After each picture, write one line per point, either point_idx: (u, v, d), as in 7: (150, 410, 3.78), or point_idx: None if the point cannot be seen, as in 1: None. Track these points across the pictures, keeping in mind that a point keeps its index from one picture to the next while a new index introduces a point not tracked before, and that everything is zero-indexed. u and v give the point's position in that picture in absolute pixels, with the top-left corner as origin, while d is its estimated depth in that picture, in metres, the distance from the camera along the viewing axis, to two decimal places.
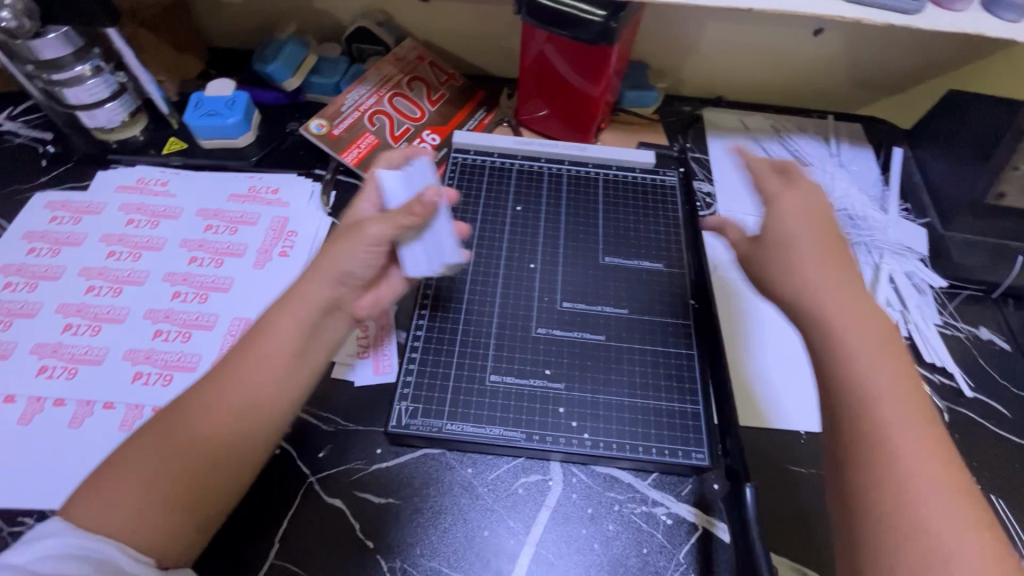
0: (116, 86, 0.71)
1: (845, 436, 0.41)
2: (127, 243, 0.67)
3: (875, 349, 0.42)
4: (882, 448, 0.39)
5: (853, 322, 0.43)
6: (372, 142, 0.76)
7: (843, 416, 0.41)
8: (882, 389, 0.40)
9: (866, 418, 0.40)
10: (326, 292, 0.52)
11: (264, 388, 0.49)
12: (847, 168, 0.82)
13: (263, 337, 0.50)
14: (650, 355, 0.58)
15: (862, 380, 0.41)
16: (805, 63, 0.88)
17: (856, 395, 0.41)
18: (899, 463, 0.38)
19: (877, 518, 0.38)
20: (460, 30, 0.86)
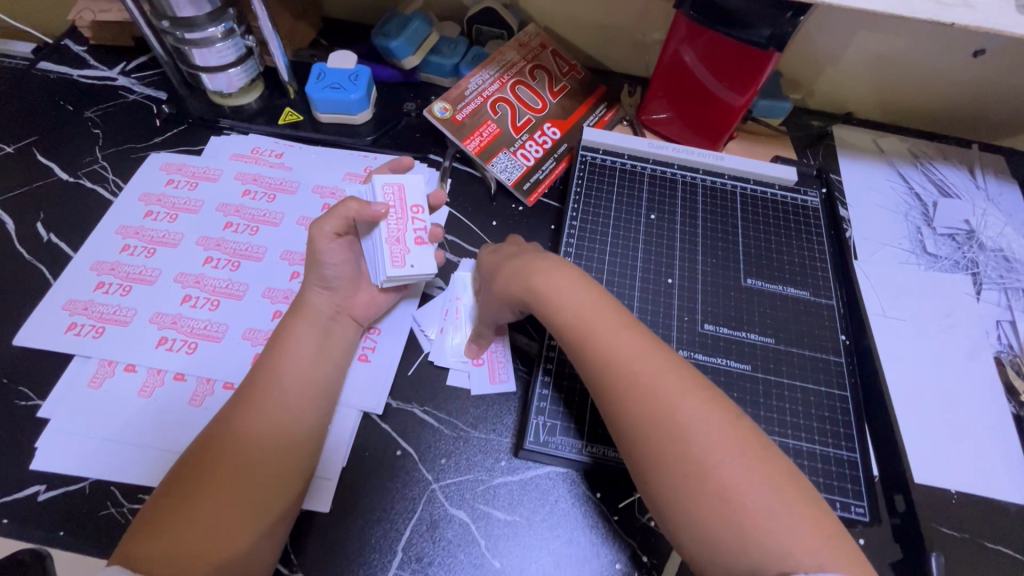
0: (242, 51, 0.68)
1: (658, 459, 0.42)
2: (244, 215, 0.65)
3: (672, 387, 0.43)
4: (701, 467, 0.40)
5: (633, 357, 0.45)
6: (494, 131, 0.72)
7: (645, 435, 0.42)
8: (684, 417, 0.42)
9: (672, 439, 0.41)
10: (322, 301, 0.56)
11: (295, 403, 0.51)
12: (997, 204, 0.75)
13: (281, 350, 0.53)
14: (799, 392, 0.54)
15: (652, 402, 0.43)
16: (957, 86, 0.81)
17: (649, 421, 0.42)
18: (726, 483, 0.39)
19: (710, 530, 0.39)
20: (588, 18, 0.81)
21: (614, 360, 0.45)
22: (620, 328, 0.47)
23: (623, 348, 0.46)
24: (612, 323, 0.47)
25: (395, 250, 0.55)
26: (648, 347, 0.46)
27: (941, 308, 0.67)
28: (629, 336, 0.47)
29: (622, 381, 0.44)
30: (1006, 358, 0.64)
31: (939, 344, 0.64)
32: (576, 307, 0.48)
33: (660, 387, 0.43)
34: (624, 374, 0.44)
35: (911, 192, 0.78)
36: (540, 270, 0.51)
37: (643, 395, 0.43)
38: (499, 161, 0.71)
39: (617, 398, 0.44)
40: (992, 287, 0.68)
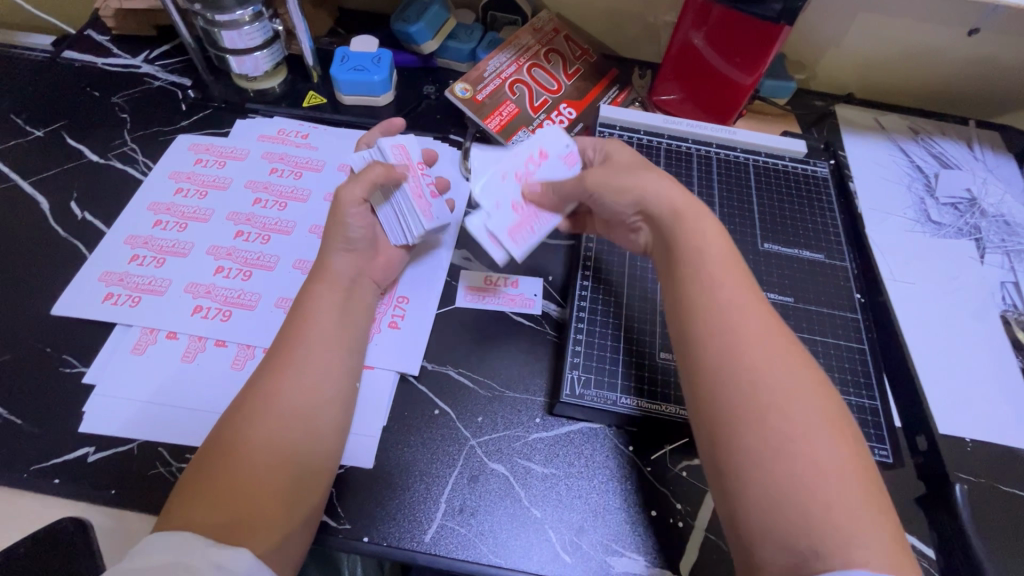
0: (269, 35, 0.70)
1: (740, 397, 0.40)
2: (272, 191, 0.66)
3: (775, 339, 0.42)
4: (773, 407, 0.39)
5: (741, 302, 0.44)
6: (513, 111, 0.75)
7: (731, 373, 0.41)
8: (776, 362, 0.41)
9: (754, 370, 0.40)
10: (343, 261, 0.56)
11: (327, 364, 0.50)
12: (996, 174, 0.78)
13: (313, 313, 0.52)
14: (818, 346, 0.57)
15: (748, 337, 0.42)
16: (954, 64, 0.84)
17: (741, 352, 0.41)
18: (798, 433, 0.38)
19: (760, 459, 0.37)
20: (599, 5, 0.84)
21: (725, 293, 0.44)
22: (736, 274, 0.46)
23: (737, 290, 0.44)
24: (730, 271, 0.46)
25: (422, 204, 0.59)
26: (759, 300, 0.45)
27: (947, 271, 0.70)
28: (742, 283, 0.45)
29: (730, 309, 0.43)
30: (1012, 316, 0.66)
31: (947, 305, 0.67)
32: (698, 244, 0.47)
33: (761, 332, 0.42)
34: (733, 309, 0.43)
35: (912, 165, 0.81)
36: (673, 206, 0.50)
37: (743, 331, 0.42)
38: (519, 139, 0.73)
39: (714, 325, 0.43)
40: (995, 251, 0.71)
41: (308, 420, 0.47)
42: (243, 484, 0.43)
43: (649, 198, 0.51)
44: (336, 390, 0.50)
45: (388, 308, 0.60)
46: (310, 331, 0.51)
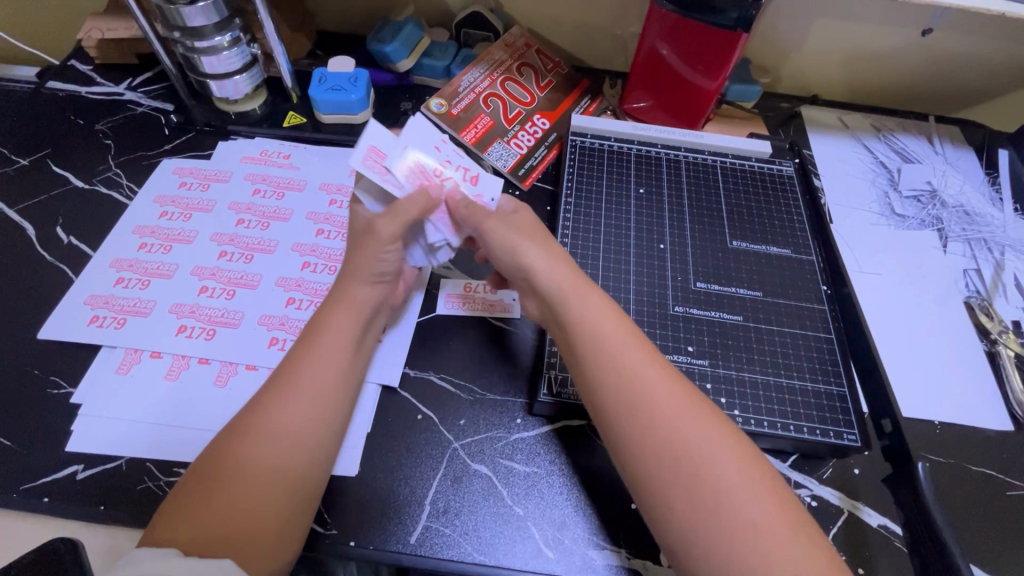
0: (248, 59, 0.73)
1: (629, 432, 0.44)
2: (255, 211, 0.68)
3: (681, 406, 0.44)
4: (695, 470, 0.42)
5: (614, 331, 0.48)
6: (487, 123, 0.77)
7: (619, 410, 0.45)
8: (683, 429, 0.43)
9: (668, 444, 0.43)
10: (372, 294, 0.54)
11: (334, 392, 0.50)
12: (956, 167, 0.81)
13: (322, 337, 0.51)
14: (788, 338, 0.59)
15: (655, 412, 0.44)
16: (910, 63, 0.87)
17: (651, 430, 0.43)
18: (724, 494, 0.41)
19: (694, 533, 0.40)
20: (568, 19, 0.87)
21: (626, 370, 0.46)
22: (636, 344, 0.47)
23: (637, 364, 0.46)
24: (631, 342, 0.47)
25: (447, 218, 0.57)
26: (660, 365, 0.47)
27: (911, 261, 0.72)
28: (643, 350, 0.47)
29: (631, 390, 0.45)
30: (975, 302, 0.68)
31: (912, 294, 0.69)
32: (591, 324, 0.48)
33: (665, 402, 0.44)
34: (633, 386, 0.45)
35: (875, 161, 0.84)
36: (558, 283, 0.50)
37: (648, 406, 0.44)
38: (494, 150, 0.76)
39: (622, 411, 0.45)
40: (957, 240, 0.73)
41: (311, 450, 0.47)
42: (241, 510, 0.43)
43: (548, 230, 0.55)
44: (340, 416, 0.50)
45: None
46: (320, 359, 0.50)
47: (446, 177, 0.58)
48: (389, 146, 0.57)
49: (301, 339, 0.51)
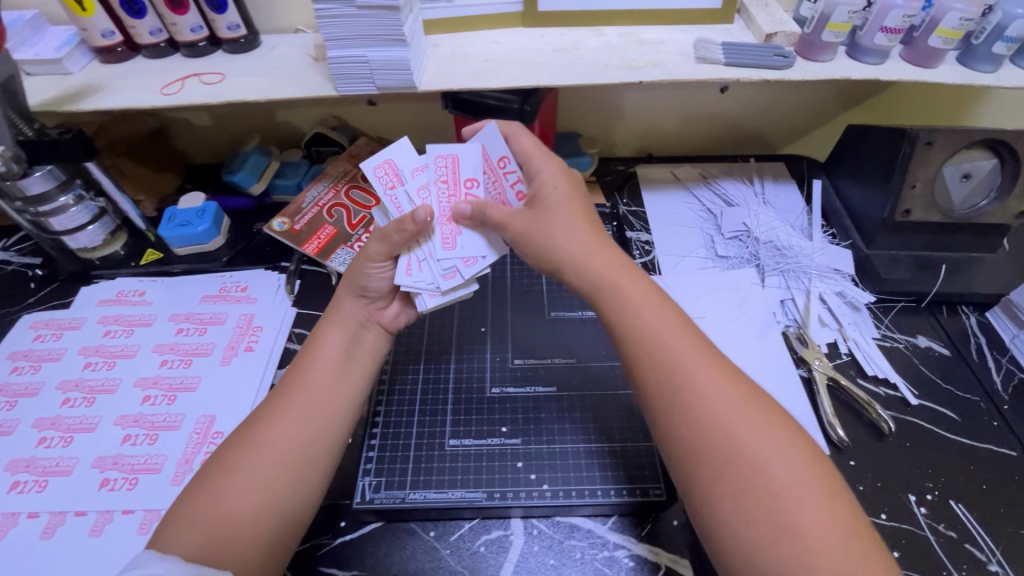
0: (95, 211, 0.79)
1: (668, 408, 0.47)
2: (103, 353, 0.71)
3: (721, 386, 0.47)
4: (727, 441, 0.44)
5: (649, 315, 0.51)
6: (331, 232, 0.83)
7: (654, 391, 0.48)
8: (720, 409, 0.45)
9: (697, 411, 0.46)
10: (358, 307, 0.61)
11: (317, 405, 0.54)
12: (771, 205, 0.89)
13: (316, 351, 0.58)
14: (600, 400, 0.62)
15: (690, 381, 0.47)
16: (722, 115, 0.96)
17: (688, 410, 0.46)
18: (760, 464, 0.43)
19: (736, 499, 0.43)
20: (407, 124, 0.96)
21: (669, 357, 0.48)
22: (675, 325, 0.50)
23: (680, 347, 0.49)
24: (671, 328, 0.50)
25: (444, 236, 0.59)
26: (701, 349, 0.49)
27: (734, 300, 0.77)
28: (680, 335, 0.50)
29: (669, 365, 0.48)
30: (792, 330, 0.73)
31: (736, 332, 0.73)
32: (630, 305, 0.52)
33: (708, 384, 0.47)
34: (675, 368, 0.48)
35: (703, 209, 0.90)
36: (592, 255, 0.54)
37: (690, 389, 0.47)
38: (337, 256, 0.81)
39: (664, 390, 0.47)
40: (773, 273, 0.79)
41: (291, 459, 0.50)
42: (232, 504, 0.47)
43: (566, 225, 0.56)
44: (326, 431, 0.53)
45: (202, 445, 0.62)
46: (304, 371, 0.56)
47: (469, 198, 0.60)
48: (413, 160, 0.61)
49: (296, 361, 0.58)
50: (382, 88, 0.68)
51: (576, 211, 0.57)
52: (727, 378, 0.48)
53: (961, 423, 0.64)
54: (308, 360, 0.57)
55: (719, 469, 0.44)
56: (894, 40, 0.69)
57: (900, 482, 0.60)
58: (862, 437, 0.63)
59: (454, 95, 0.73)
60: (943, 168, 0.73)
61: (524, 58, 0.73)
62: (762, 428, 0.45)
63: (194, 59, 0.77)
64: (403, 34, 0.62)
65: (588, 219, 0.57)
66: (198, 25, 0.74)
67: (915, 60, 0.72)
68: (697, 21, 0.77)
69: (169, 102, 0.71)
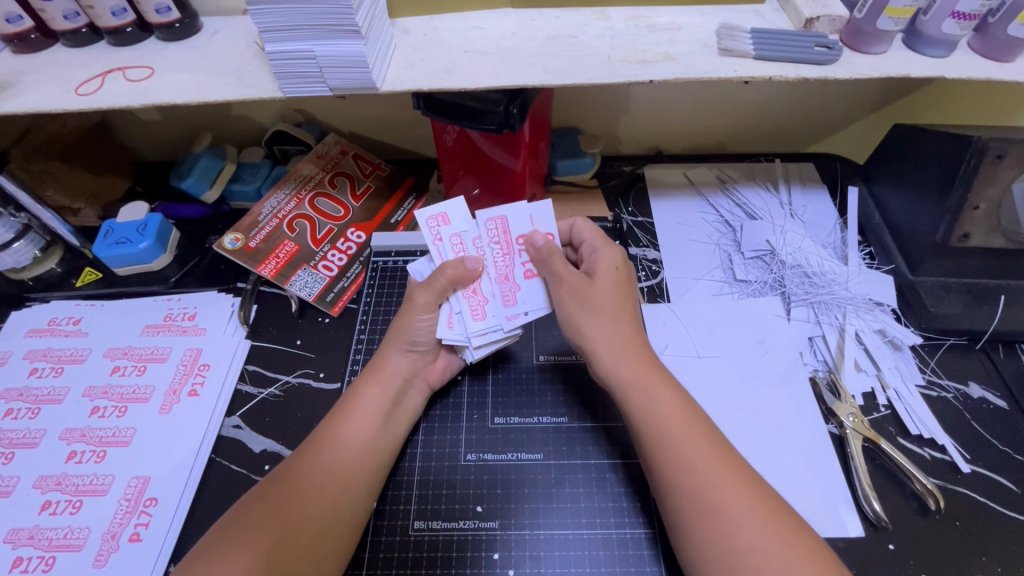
0: (20, 227, 0.71)
1: (683, 522, 0.44)
2: (27, 397, 0.63)
3: (759, 526, 0.42)
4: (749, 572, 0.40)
5: (676, 418, 0.47)
6: (291, 250, 0.72)
7: (676, 501, 0.45)
8: (752, 541, 0.41)
9: (718, 534, 0.42)
10: (403, 363, 0.54)
11: (348, 470, 0.48)
12: (799, 218, 0.77)
13: (355, 408, 0.51)
14: (593, 471, 0.52)
15: (710, 496, 0.43)
16: (745, 110, 0.83)
17: (704, 527, 0.43)
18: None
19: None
20: (382, 119, 0.84)
21: (703, 487, 0.44)
22: (709, 446, 0.46)
23: (702, 457, 0.45)
24: (706, 450, 0.46)
25: (479, 300, 0.54)
26: (738, 477, 0.45)
27: (754, 335, 0.66)
28: (714, 459, 0.45)
29: (685, 477, 0.45)
30: (821, 376, 0.63)
31: (755, 376, 0.63)
32: (658, 412, 0.48)
33: (747, 529, 0.42)
34: (711, 500, 0.43)
35: (720, 220, 0.79)
36: (624, 355, 0.51)
37: (727, 528, 0.42)
38: (298, 279, 0.70)
39: (696, 527, 0.43)
40: (800, 304, 0.69)
41: (312, 530, 0.45)
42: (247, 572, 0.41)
43: (602, 315, 0.53)
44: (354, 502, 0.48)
45: (131, 516, 0.54)
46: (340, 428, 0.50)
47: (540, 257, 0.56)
48: (464, 221, 0.56)
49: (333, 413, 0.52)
50: (336, 89, 0.56)
51: (616, 298, 0.54)
52: (753, 495, 0.44)
53: (1020, 497, 0.54)
54: (348, 413, 0.51)
55: None
56: (966, 28, 0.56)
57: (948, 572, 0.50)
58: (902, 513, 0.54)
59: (427, 95, 0.62)
60: (1011, 185, 0.61)
61: (510, 48, 0.60)
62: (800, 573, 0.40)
63: (121, 48, 0.65)
64: (356, 24, 0.50)
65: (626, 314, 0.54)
66: (121, 8, 0.61)
67: (987, 52, 0.59)
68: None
69: (86, 105, 0.59)
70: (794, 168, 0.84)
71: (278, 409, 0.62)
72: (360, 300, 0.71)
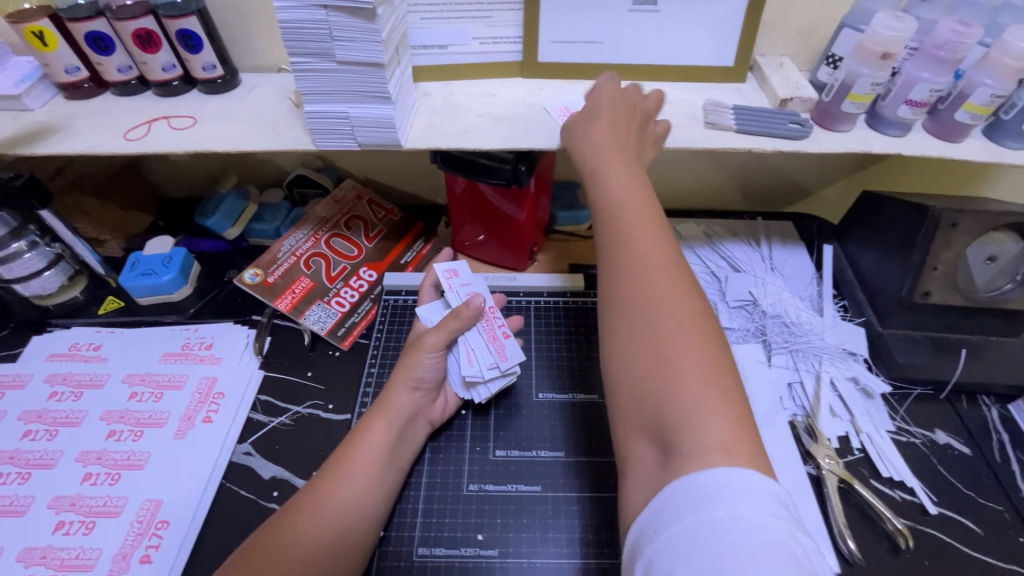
0: (51, 256, 0.74)
1: (629, 359, 0.43)
2: (46, 420, 0.65)
3: (718, 408, 0.39)
4: (672, 390, 0.40)
5: (663, 286, 0.45)
6: (307, 286, 0.77)
7: (623, 342, 0.44)
8: (688, 369, 0.40)
9: (653, 360, 0.42)
10: (409, 400, 0.57)
11: (356, 500, 0.51)
12: (779, 271, 0.84)
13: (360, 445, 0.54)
14: (588, 504, 0.56)
15: (660, 328, 0.43)
16: (729, 171, 0.91)
17: (652, 364, 0.42)
18: (682, 400, 0.39)
19: (641, 421, 0.41)
20: (397, 168, 0.91)
21: (660, 343, 0.42)
22: (684, 310, 0.43)
23: (670, 308, 0.43)
24: (676, 297, 0.44)
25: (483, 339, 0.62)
26: (719, 376, 0.41)
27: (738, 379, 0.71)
28: (707, 379, 0.40)
29: (644, 325, 0.43)
30: (799, 420, 0.68)
31: None
32: (636, 266, 0.46)
33: (684, 356, 0.41)
34: (662, 354, 0.42)
35: (707, 270, 0.85)
36: (640, 260, 0.47)
37: (666, 360, 0.41)
38: (312, 314, 0.75)
39: (641, 363, 0.42)
40: (780, 351, 0.74)
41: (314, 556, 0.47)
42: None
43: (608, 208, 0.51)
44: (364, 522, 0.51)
45: (143, 538, 0.56)
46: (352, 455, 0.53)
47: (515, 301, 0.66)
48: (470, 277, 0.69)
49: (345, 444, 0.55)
50: (364, 144, 0.62)
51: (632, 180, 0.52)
52: (705, 343, 0.42)
53: (984, 539, 0.58)
54: (354, 448, 0.54)
55: (654, 414, 0.40)
56: (917, 113, 0.64)
57: None
58: (875, 551, 0.57)
59: (444, 152, 0.68)
60: (967, 249, 0.68)
61: (520, 114, 0.67)
62: (702, 376, 0.40)
63: (166, 98, 0.71)
64: (388, 92, 0.57)
65: (656, 230, 0.49)
66: (171, 64, 0.68)
67: (940, 133, 0.67)
68: (708, 79, 0.72)
69: (133, 150, 0.65)
70: (773, 224, 0.92)
71: (289, 438, 0.65)
72: (371, 336, 0.75)
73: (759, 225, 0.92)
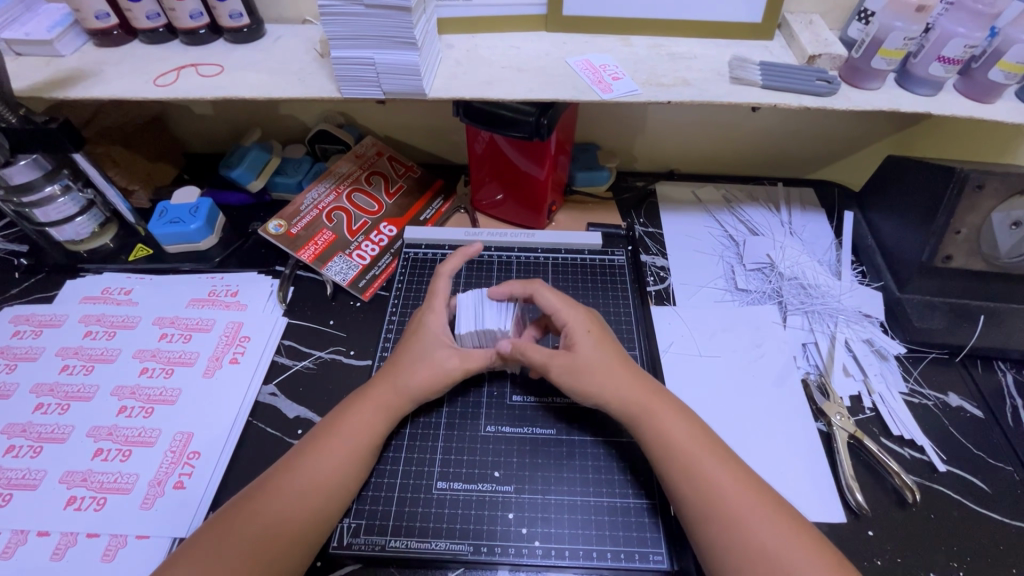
0: (83, 202, 0.76)
1: (708, 535, 0.47)
2: (82, 356, 0.68)
3: (790, 545, 0.45)
4: (762, 554, 0.45)
5: (701, 452, 0.51)
6: (329, 238, 0.78)
7: (699, 522, 0.48)
8: (769, 539, 0.46)
9: (738, 531, 0.46)
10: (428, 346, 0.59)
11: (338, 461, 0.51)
12: (798, 237, 0.84)
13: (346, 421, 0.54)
14: (601, 448, 0.57)
15: (728, 507, 0.47)
16: (751, 137, 0.90)
17: (732, 529, 0.46)
18: (770, 554, 0.45)
19: None
20: (417, 126, 0.91)
21: (738, 522, 0.47)
22: (723, 462, 0.50)
23: (724, 479, 0.49)
24: (706, 450, 0.51)
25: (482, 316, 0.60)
26: (782, 518, 0.47)
27: (752, 340, 0.72)
28: (771, 518, 0.47)
29: (709, 508, 0.48)
30: (812, 379, 0.68)
31: (752, 375, 0.68)
32: (672, 441, 0.52)
33: (760, 529, 0.46)
34: (742, 529, 0.46)
35: (725, 235, 0.85)
36: (666, 418, 0.53)
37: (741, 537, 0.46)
38: (334, 265, 0.76)
39: (715, 529, 0.47)
40: (795, 313, 0.75)
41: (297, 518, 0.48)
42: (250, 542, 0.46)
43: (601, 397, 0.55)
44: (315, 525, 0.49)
45: (176, 466, 0.59)
46: (303, 467, 0.50)
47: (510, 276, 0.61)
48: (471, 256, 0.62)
49: (294, 452, 0.52)
50: (389, 93, 0.63)
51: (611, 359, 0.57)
52: (767, 500, 0.48)
53: (992, 496, 0.59)
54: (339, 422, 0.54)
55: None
56: (950, 71, 0.63)
57: (924, 560, 0.55)
58: (882, 504, 0.58)
59: (467, 103, 0.68)
60: (991, 213, 0.67)
61: (544, 66, 0.67)
62: (774, 526, 0.47)
63: (194, 47, 0.72)
64: (414, 37, 0.57)
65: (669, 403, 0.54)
66: (198, 11, 0.69)
67: (970, 92, 0.66)
68: (735, 34, 0.71)
69: (163, 95, 0.66)
70: (794, 192, 0.91)
71: (313, 380, 0.68)
72: (391, 288, 0.76)
73: (779, 193, 0.91)
